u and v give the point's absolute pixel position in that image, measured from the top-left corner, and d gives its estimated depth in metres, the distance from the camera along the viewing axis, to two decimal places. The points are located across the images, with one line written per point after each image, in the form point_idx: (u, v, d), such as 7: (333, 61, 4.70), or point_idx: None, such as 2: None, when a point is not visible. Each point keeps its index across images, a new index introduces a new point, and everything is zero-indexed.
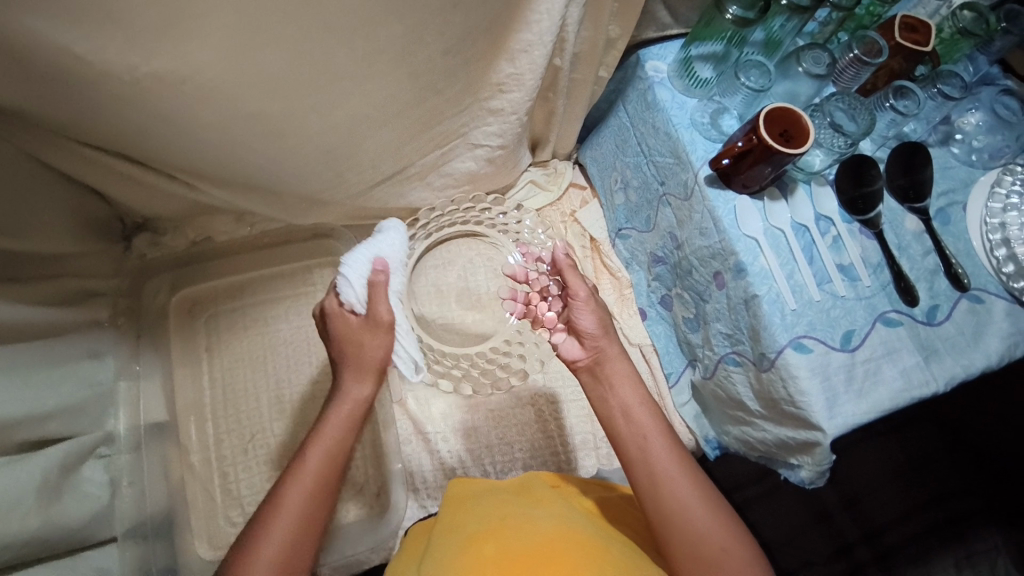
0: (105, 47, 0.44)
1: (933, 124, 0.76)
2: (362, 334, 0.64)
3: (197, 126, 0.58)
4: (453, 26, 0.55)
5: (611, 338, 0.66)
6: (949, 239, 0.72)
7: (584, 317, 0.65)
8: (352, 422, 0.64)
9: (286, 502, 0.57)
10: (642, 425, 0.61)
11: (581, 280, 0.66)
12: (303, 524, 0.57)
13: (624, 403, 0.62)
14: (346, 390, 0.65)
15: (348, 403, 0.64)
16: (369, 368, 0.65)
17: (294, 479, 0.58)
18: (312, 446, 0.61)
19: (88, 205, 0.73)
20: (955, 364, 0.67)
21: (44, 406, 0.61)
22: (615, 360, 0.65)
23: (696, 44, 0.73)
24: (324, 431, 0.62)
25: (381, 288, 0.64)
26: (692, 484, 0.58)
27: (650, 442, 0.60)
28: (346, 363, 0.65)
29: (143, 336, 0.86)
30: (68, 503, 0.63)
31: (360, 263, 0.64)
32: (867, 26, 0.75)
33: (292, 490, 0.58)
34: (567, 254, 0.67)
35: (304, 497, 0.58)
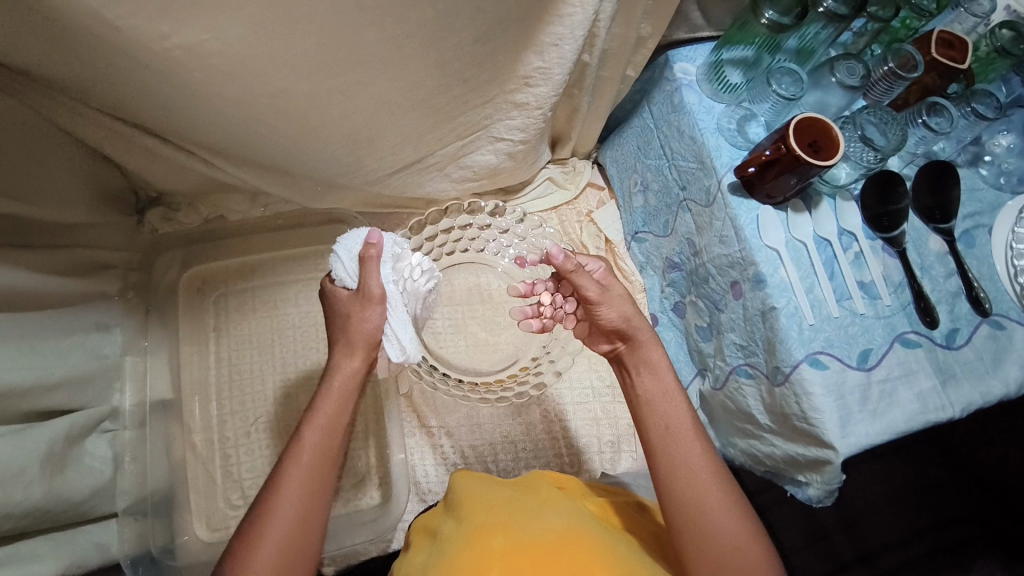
0: (136, 16, 0.43)
1: (963, 143, 0.75)
2: (355, 310, 0.61)
3: (220, 101, 0.57)
4: (485, 14, 0.54)
5: (642, 324, 0.63)
6: (973, 262, 0.71)
7: (609, 312, 0.63)
8: (346, 396, 0.61)
9: (286, 482, 0.55)
10: (668, 416, 0.60)
11: (591, 280, 0.63)
12: (307, 504, 0.55)
13: (653, 390, 0.62)
14: (339, 364, 0.62)
15: (342, 377, 0.61)
16: (361, 340, 0.61)
17: (296, 457, 0.56)
18: (310, 424, 0.58)
19: (103, 175, 0.73)
20: (973, 390, 0.66)
21: (52, 376, 0.61)
22: (647, 347, 0.63)
23: (727, 48, 0.72)
24: (319, 408, 0.59)
25: (372, 262, 0.61)
26: (712, 480, 0.57)
27: (673, 431, 0.59)
28: (342, 339, 0.62)
29: (152, 311, 0.86)
30: (70, 475, 0.63)
31: (355, 242, 0.64)
32: (901, 39, 0.74)
33: (295, 471, 0.56)
34: (565, 255, 0.61)
35: (305, 476, 0.56)
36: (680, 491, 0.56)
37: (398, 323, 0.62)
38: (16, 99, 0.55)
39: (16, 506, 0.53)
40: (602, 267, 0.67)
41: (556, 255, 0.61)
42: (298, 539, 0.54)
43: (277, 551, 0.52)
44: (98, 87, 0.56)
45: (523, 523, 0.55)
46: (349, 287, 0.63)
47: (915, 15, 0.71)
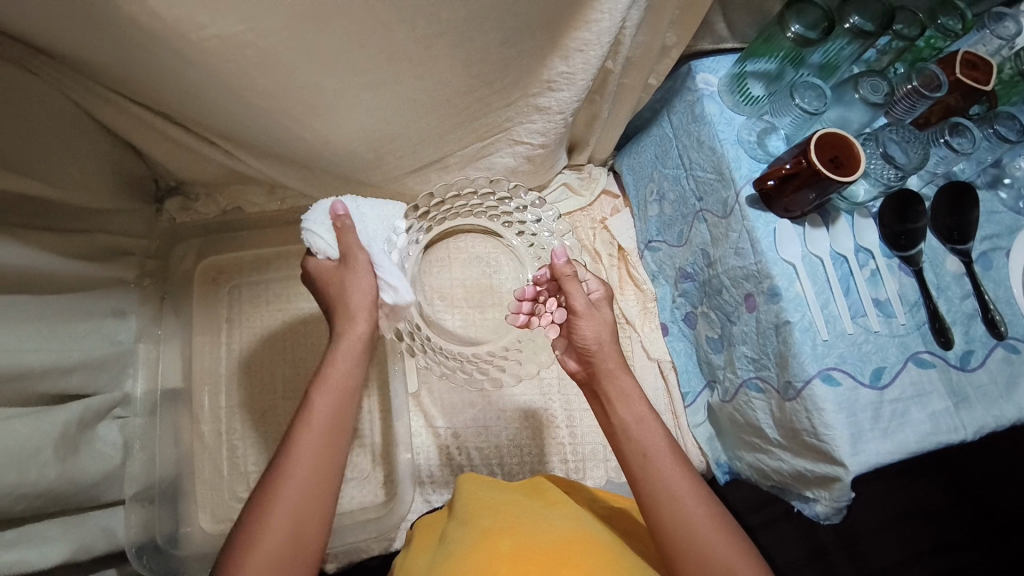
0: (177, 4, 0.44)
1: (983, 165, 0.74)
2: (347, 278, 0.64)
3: (250, 94, 0.57)
4: (514, 17, 0.54)
5: (614, 353, 0.63)
6: (990, 285, 0.71)
7: (587, 329, 0.62)
8: (356, 362, 0.62)
9: (297, 450, 0.56)
10: (651, 441, 0.59)
11: (581, 291, 0.62)
12: (318, 469, 0.56)
13: (627, 419, 0.61)
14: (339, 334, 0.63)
15: (349, 343, 0.62)
16: (360, 309, 0.63)
17: (304, 428, 0.57)
18: (317, 392, 0.59)
19: (125, 162, 0.73)
20: (986, 413, 0.66)
21: (68, 358, 0.61)
22: (615, 379, 0.62)
23: (751, 60, 0.72)
24: (327, 376, 0.60)
25: (349, 231, 0.64)
26: (700, 502, 0.57)
27: (651, 461, 0.58)
28: (340, 306, 0.64)
29: (168, 298, 0.86)
30: (82, 457, 0.63)
31: (322, 215, 0.65)
32: (926, 58, 0.74)
33: (305, 440, 0.57)
34: (568, 260, 0.63)
35: (316, 442, 0.57)
36: (664, 516, 0.56)
37: (388, 270, 0.65)
38: (42, 81, 0.56)
39: (30, 486, 0.53)
40: (603, 291, 0.65)
41: (559, 254, 0.63)
42: (315, 508, 0.55)
43: (294, 522, 0.53)
44: (129, 75, 0.56)
45: (528, 525, 0.56)
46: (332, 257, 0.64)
47: (940, 34, 0.71)
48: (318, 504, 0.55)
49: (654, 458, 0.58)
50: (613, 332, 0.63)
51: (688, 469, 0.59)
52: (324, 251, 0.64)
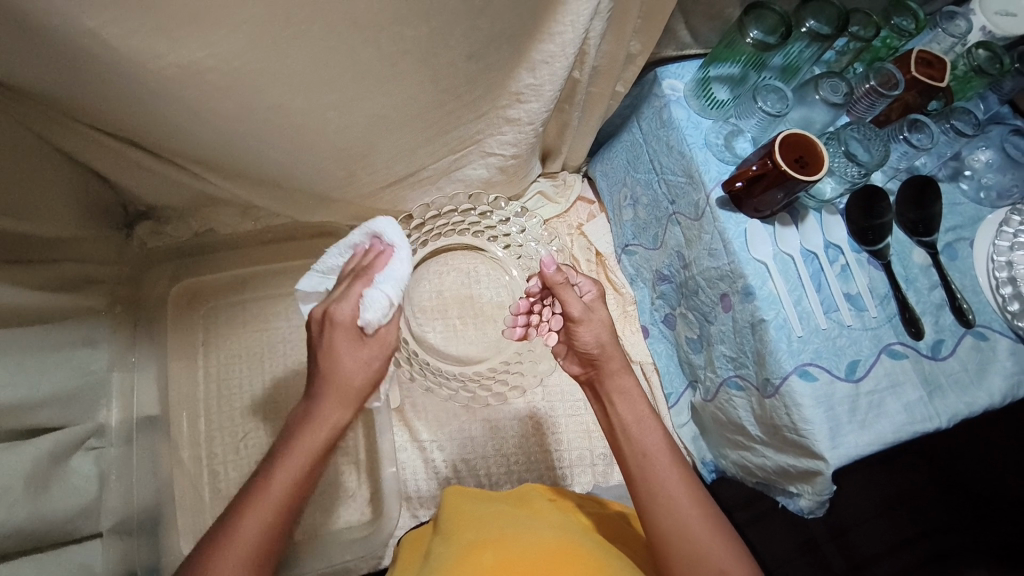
0: (131, 33, 0.43)
1: (944, 159, 0.76)
2: (348, 351, 0.59)
3: (215, 117, 0.57)
4: (478, 32, 0.55)
5: (617, 350, 0.62)
6: (956, 274, 0.72)
7: (586, 333, 0.61)
8: (324, 449, 0.58)
9: (238, 535, 0.51)
10: (646, 440, 0.60)
11: (576, 296, 0.62)
12: (254, 564, 0.51)
13: (626, 418, 0.61)
14: (322, 416, 0.58)
15: (322, 427, 0.58)
16: (350, 390, 0.59)
17: (254, 508, 0.53)
18: (278, 472, 0.55)
19: (93, 189, 0.72)
20: (958, 400, 0.67)
21: (39, 393, 0.60)
22: (617, 376, 0.62)
23: (714, 65, 0.73)
24: (291, 457, 0.56)
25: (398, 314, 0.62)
26: (694, 503, 0.57)
27: (650, 460, 0.59)
28: (322, 380, 0.59)
29: (141, 324, 0.84)
30: (55, 493, 0.60)
31: (393, 279, 0.60)
32: (883, 58, 0.76)
33: (251, 525, 0.52)
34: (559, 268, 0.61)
35: (260, 531, 0.52)
36: (657, 517, 0.56)
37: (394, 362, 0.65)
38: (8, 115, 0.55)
39: None
40: (596, 291, 0.65)
41: (548, 263, 0.60)
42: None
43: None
44: (90, 104, 0.56)
45: (515, 536, 0.56)
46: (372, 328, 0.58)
47: (895, 34, 0.73)
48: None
49: (650, 457, 0.59)
50: (612, 331, 0.63)
51: (681, 466, 0.59)
52: (369, 329, 0.58)
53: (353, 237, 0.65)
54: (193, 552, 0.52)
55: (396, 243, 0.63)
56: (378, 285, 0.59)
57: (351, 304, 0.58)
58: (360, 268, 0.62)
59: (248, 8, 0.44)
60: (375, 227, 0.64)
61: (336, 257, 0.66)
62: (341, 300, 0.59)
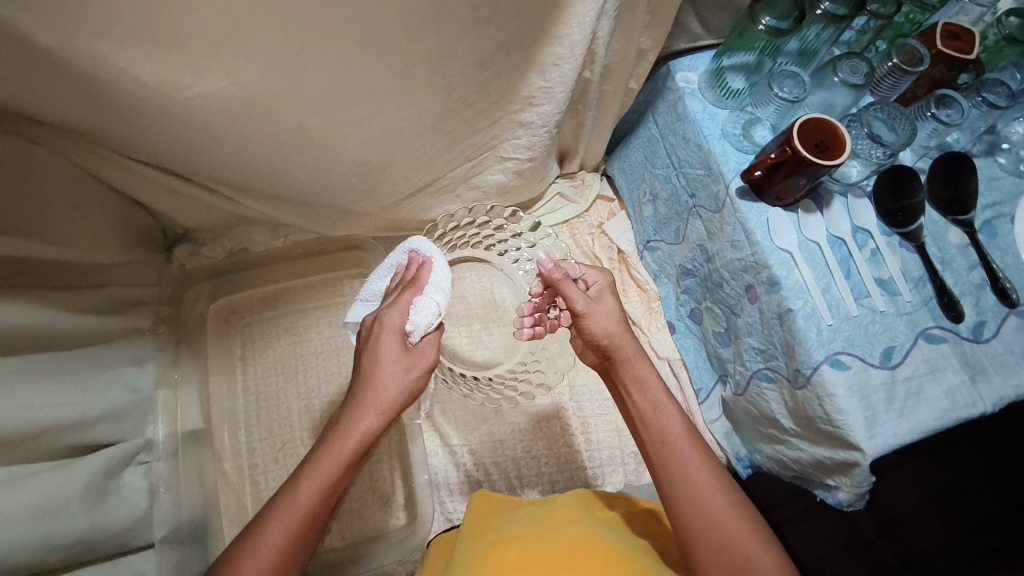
0: (159, 66, 0.46)
1: (978, 133, 0.73)
2: (390, 357, 0.60)
3: (241, 142, 0.60)
4: (487, 40, 0.56)
5: (629, 338, 0.62)
6: (997, 253, 0.69)
7: (595, 325, 0.62)
8: (352, 459, 0.58)
9: (265, 539, 0.53)
10: (667, 428, 0.59)
11: (580, 291, 0.63)
12: (278, 569, 0.53)
13: (643, 407, 0.61)
14: (353, 426, 0.59)
15: (354, 439, 0.58)
16: (384, 403, 0.59)
17: (281, 514, 0.55)
18: (306, 482, 0.56)
19: (133, 216, 0.76)
20: (1005, 383, 0.64)
21: (92, 412, 0.64)
22: (632, 363, 0.62)
23: (728, 55, 0.73)
24: (320, 466, 0.57)
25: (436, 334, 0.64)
26: (719, 491, 0.56)
27: (670, 447, 0.58)
28: (359, 386, 0.60)
29: (182, 342, 0.89)
30: (113, 506, 0.65)
31: (435, 294, 0.63)
32: (906, 34, 0.73)
33: (276, 532, 0.54)
34: (556, 264, 0.64)
35: (286, 536, 0.54)
36: (680, 506, 0.56)
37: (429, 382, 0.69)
38: (53, 152, 0.59)
39: (63, 538, 0.54)
40: (603, 281, 0.65)
41: (545, 262, 0.64)
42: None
43: None
44: (127, 138, 0.60)
45: (539, 535, 0.57)
46: (415, 338, 0.62)
47: (918, 8, 0.71)
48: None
49: (672, 444, 0.58)
50: (621, 322, 0.63)
51: (707, 456, 0.58)
52: (413, 337, 0.62)
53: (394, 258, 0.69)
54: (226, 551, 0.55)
55: (433, 254, 0.67)
56: (429, 293, 0.63)
57: (401, 308, 0.62)
58: (404, 281, 0.65)
59: (265, 34, 0.46)
60: (413, 245, 0.68)
61: (378, 281, 0.70)
62: (391, 307, 0.62)
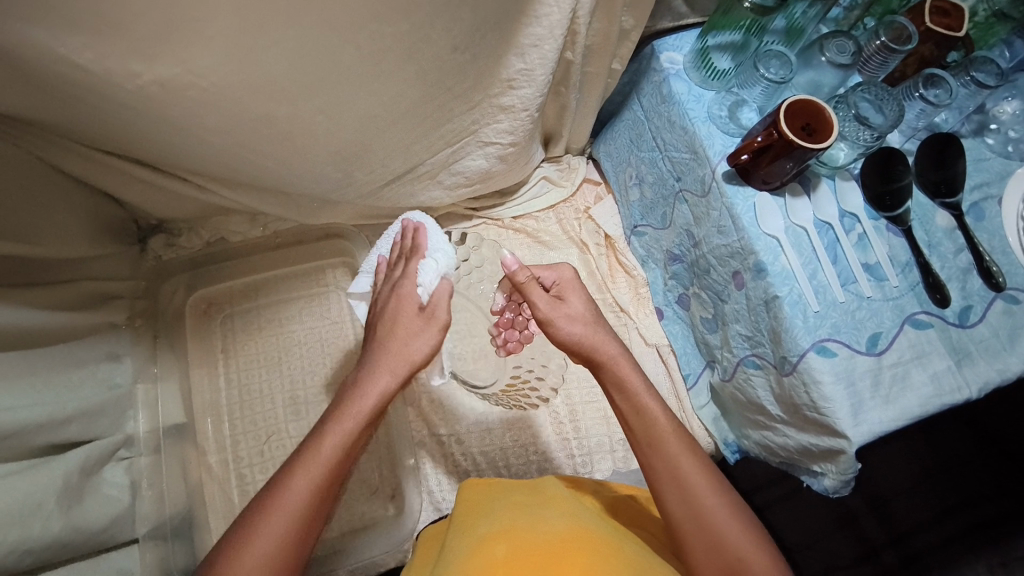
0: (108, 56, 0.45)
1: (966, 113, 0.72)
2: (412, 327, 0.60)
3: (206, 131, 0.58)
4: (461, 23, 0.54)
5: (610, 339, 0.61)
6: (983, 236, 0.68)
7: (564, 330, 0.61)
8: (370, 416, 0.57)
9: (291, 491, 0.51)
10: (656, 429, 0.57)
11: (542, 294, 0.62)
12: (304, 520, 0.51)
13: (626, 410, 0.60)
14: (371, 381, 0.57)
15: (372, 397, 0.57)
16: (401, 362, 0.58)
17: (305, 467, 0.52)
18: (329, 433, 0.54)
19: (102, 208, 0.74)
20: (989, 368, 0.64)
21: (64, 410, 0.62)
22: (619, 365, 0.60)
23: (713, 33, 0.70)
24: (343, 419, 0.55)
25: (444, 292, 0.62)
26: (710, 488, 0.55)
27: (658, 445, 0.57)
28: (379, 346, 0.59)
29: (161, 337, 0.87)
30: (89, 505, 0.63)
31: (438, 250, 0.66)
32: (895, 10, 0.71)
33: (301, 484, 0.51)
34: (522, 267, 0.61)
35: (312, 489, 0.52)
36: (669, 498, 0.55)
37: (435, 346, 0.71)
38: (12, 145, 0.57)
39: (34, 540, 0.53)
40: (566, 276, 0.64)
41: (511, 264, 0.60)
42: (286, 561, 0.50)
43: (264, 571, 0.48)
44: (89, 129, 0.57)
45: (529, 527, 0.56)
46: (421, 299, 0.61)
47: None
48: (289, 559, 0.50)
49: (660, 443, 0.57)
50: (595, 323, 0.62)
51: (699, 454, 0.57)
52: (422, 300, 0.61)
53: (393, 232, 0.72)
54: (238, 516, 0.52)
55: (425, 220, 0.70)
56: (432, 255, 0.65)
57: (410, 271, 0.63)
58: (405, 250, 0.66)
59: (219, 18, 0.44)
60: (411, 216, 0.71)
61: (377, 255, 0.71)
62: (396, 281, 0.63)
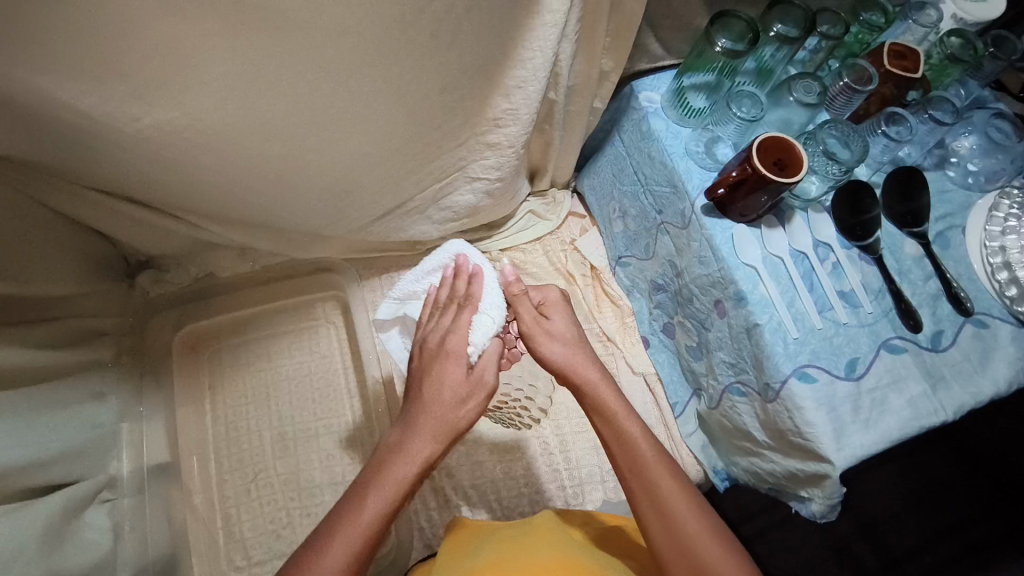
0: (108, 101, 0.47)
1: (927, 148, 0.76)
2: (456, 386, 0.57)
3: (199, 170, 0.60)
4: (449, 66, 0.56)
5: (593, 365, 0.62)
6: (951, 263, 0.71)
7: (547, 348, 0.63)
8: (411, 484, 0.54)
9: (326, 558, 0.49)
10: (639, 456, 0.58)
11: (530, 308, 0.64)
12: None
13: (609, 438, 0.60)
14: (414, 448, 0.55)
15: (412, 464, 0.55)
16: (445, 429, 0.56)
17: (342, 537, 0.50)
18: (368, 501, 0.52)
19: (93, 245, 0.75)
20: (963, 391, 0.66)
21: (48, 450, 0.61)
22: (601, 391, 0.61)
23: (687, 74, 0.74)
24: (382, 485, 0.53)
25: (489, 359, 0.59)
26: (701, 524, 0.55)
27: (645, 479, 0.57)
28: (420, 407, 0.57)
29: (147, 374, 0.86)
30: (70, 550, 0.61)
31: (494, 302, 0.61)
32: (857, 53, 0.77)
33: (337, 555, 0.50)
34: (518, 276, 0.64)
35: (348, 561, 0.50)
36: (655, 534, 0.55)
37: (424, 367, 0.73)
38: (11, 186, 0.58)
39: None
40: (557, 296, 0.66)
41: (508, 274, 0.63)
42: None
43: None
44: (83, 169, 0.58)
45: (514, 560, 0.56)
46: (472, 361, 0.59)
47: (866, 29, 0.74)
48: None
49: (642, 471, 0.57)
50: (578, 346, 0.63)
51: (681, 481, 0.57)
52: (474, 359, 0.59)
53: (437, 259, 0.66)
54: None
55: (483, 265, 0.63)
56: (486, 310, 0.60)
57: (462, 328, 0.59)
58: (457, 296, 0.61)
59: (217, 64, 0.46)
60: (462, 250, 0.65)
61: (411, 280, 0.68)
62: (445, 330, 0.59)
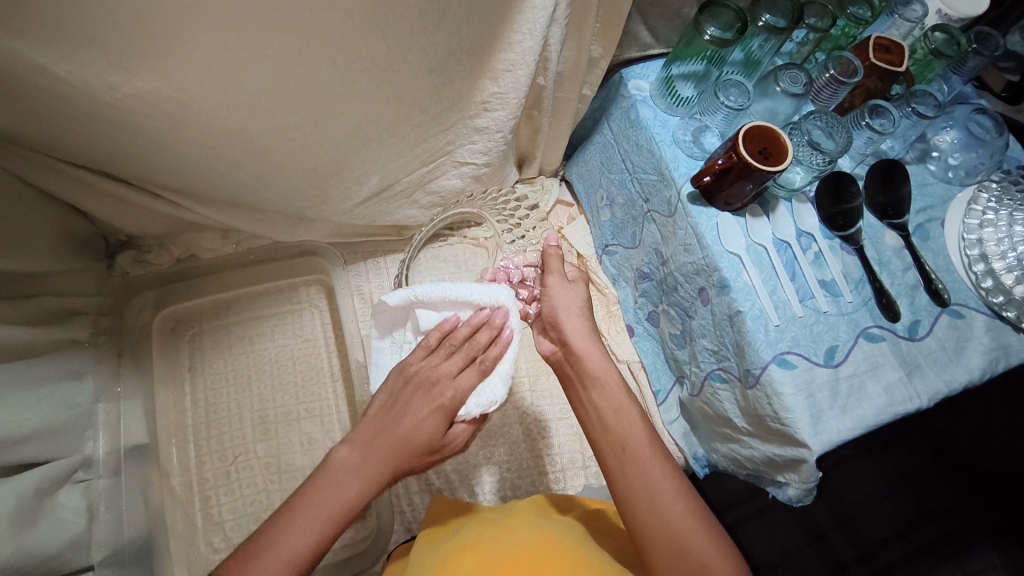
0: (86, 69, 0.45)
1: (909, 141, 0.78)
2: (429, 422, 0.57)
3: (183, 145, 0.59)
4: (437, 47, 0.56)
5: (593, 340, 0.64)
6: (929, 255, 0.73)
7: (559, 299, 0.66)
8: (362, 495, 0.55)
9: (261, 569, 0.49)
10: (630, 436, 0.59)
11: (558, 270, 0.67)
12: None
13: (604, 408, 0.61)
14: (371, 467, 0.56)
15: (367, 479, 0.55)
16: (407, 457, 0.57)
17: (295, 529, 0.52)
18: (320, 498, 0.53)
19: (70, 224, 0.73)
20: (938, 379, 0.67)
21: (20, 429, 0.59)
22: (595, 364, 0.63)
23: (677, 63, 0.74)
24: (334, 486, 0.54)
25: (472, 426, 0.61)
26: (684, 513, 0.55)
27: (631, 452, 0.58)
28: (392, 430, 0.57)
29: (125, 353, 0.85)
30: (44, 527, 0.60)
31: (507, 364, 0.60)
32: (843, 46, 0.77)
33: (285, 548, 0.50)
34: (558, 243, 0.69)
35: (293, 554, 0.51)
36: (636, 519, 0.55)
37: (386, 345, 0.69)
38: None
39: None
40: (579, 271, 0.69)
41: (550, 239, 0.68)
42: None
43: None
44: (62, 142, 0.57)
45: (496, 540, 0.56)
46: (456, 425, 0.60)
47: (852, 23, 0.74)
48: None
49: (631, 454, 0.57)
50: (583, 309, 0.66)
51: (663, 457, 0.58)
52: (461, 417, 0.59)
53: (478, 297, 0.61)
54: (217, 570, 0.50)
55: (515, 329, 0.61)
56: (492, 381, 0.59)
57: (463, 391, 0.59)
58: (476, 348, 0.60)
59: (200, 36, 0.45)
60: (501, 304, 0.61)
61: (434, 289, 0.62)
62: (449, 384, 0.58)
